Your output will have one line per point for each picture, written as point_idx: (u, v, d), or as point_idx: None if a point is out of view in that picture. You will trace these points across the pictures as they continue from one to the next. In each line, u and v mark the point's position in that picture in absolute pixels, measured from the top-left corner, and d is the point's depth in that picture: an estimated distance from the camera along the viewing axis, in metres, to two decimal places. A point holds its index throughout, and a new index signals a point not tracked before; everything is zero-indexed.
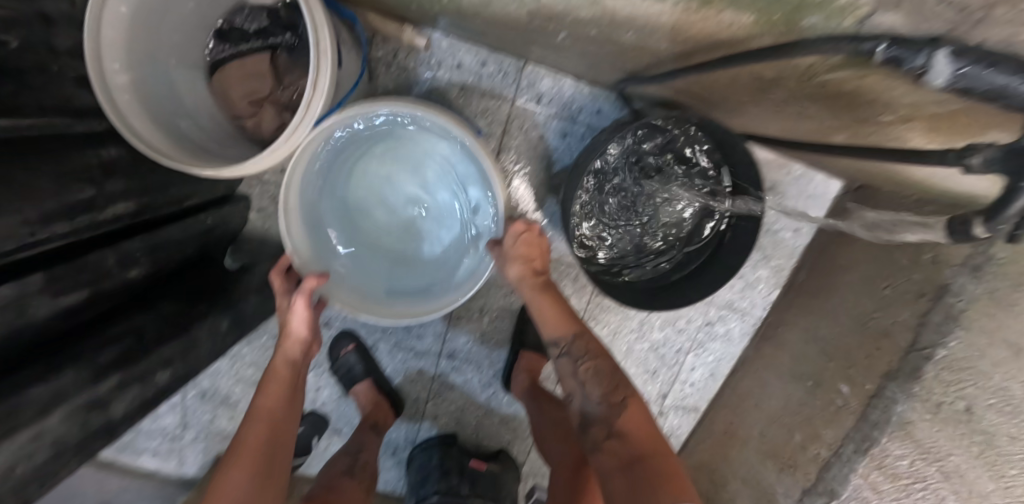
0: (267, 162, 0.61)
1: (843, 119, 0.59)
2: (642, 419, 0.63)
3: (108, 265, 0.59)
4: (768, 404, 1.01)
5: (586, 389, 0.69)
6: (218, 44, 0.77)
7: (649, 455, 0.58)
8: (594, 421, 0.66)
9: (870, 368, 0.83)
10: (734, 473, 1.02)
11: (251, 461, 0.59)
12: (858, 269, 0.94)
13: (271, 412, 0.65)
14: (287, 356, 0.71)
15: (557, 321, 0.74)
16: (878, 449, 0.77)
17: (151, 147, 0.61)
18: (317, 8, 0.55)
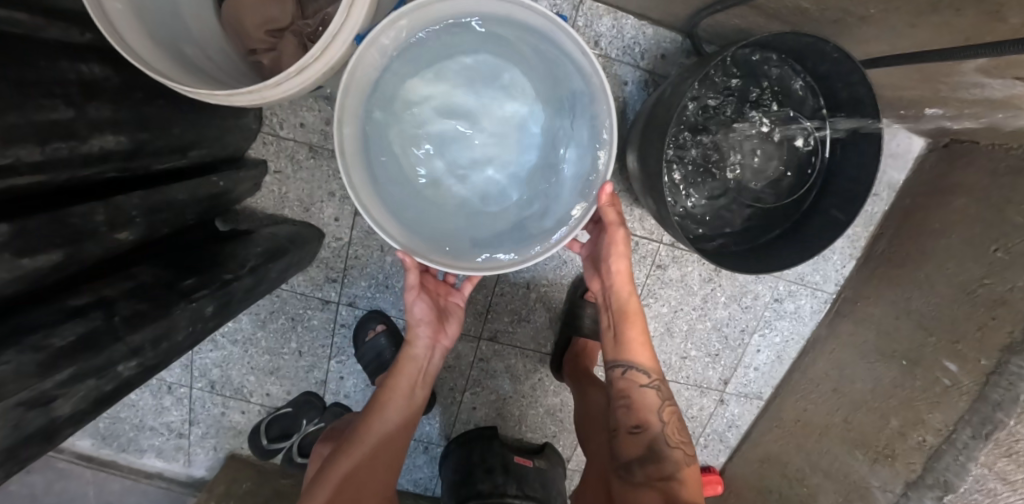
0: (293, 78, 0.51)
1: (1009, 22, 0.47)
2: (697, 476, 0.64)
3: (95, 224, 0.49)
4: (852, 389, 0.91)
5: (665, 430, 0.66)
6: None
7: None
8: (661, 458, 0.63)
9: (985, 341, 0.72)
10: (813, 466, 0.92)
11: (376, 445, 0.70)
12: (957, 232, 0.82)
13: (391, 414, 0.72)
14: (416, 355, 0.74)
15: (648, 353, 0.70)
16: (1005, 434, 0.65)
17: (146, 63, 0.50)
18: None
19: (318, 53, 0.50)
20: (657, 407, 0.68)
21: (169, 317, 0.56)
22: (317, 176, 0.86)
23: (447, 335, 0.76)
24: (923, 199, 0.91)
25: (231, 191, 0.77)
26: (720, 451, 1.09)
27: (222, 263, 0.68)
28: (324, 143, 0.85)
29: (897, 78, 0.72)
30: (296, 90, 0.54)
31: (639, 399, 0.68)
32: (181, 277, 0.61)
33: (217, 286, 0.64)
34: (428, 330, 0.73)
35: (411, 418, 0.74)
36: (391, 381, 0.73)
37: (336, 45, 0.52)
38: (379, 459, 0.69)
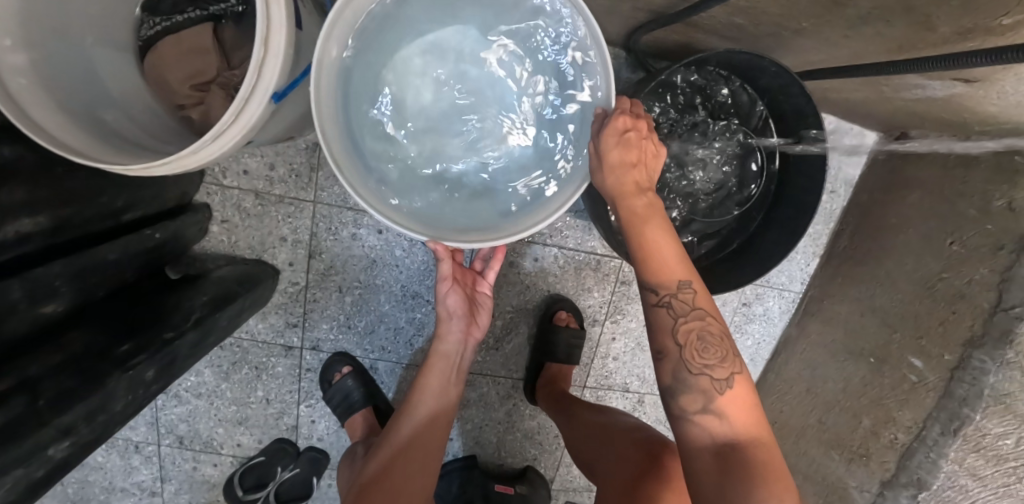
0: (212, 145, 0.49)
1: (935, 34, 0.47)
2: (746, 401, 0.49)
3: (13, 299, 0.46)
4: (824, 388, 0.91)
5: (685, 355, 0.50)
6: (147, 19, 0.66)
7: (742, 446, 0.47)
8: (685, 391, 0.50)
9: (948, 334, 0.74)
10: (793, 467, 0.92)
11: (416, 454, 0.64)
12: (914, 227, 0.83)
13: (424, 418, 0.67)
14: (446, 350, 0.69)
15: (666, 259, 0.50)
16: (973, 428, 0.66)
17: (57, 143, 0.47)
18: None
19: (234, 119, 0.48)
20: (674, 327, 0.50)
21: (103, 391, 0.53)
22: (266, 223, 0.83)
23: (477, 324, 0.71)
24: (878, 195, 0.91)
25: (172, 241, 0.74)
26: None
27: (165, 319, 0.65)
28: (270, 189, 0.82)
29: (839, 82, 0.72)
30: (220, 156, 0.52)
31: (654, 322, 0.51)
32: (116, 342, 0.59)
33: (156, 343, 0.61)
34: (461, 320, 0.69)
35: (447, 421, 0.69)
36: (422, 382, 0.69)
37: (252, 109, 0.50)
38: (419, 468, 0.64)
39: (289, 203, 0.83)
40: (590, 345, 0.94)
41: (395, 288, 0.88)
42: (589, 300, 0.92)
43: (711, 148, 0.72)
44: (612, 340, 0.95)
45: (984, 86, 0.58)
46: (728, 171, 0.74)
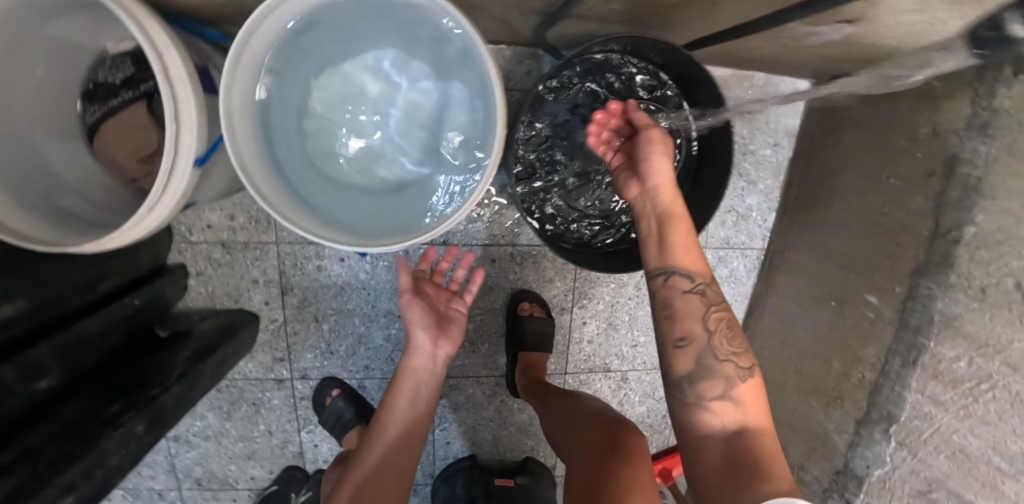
0: (147, 217, 0.54)
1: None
2: (758, 395, 0.58)
3: (8, 381, 0.52)
4: (796, 339, 0.92)
5: (714, 341, 0.57)
6: (86, 107, 0.69)
7: (753, 431, 0.55)
8: (711, 375, 0.56)
9: (896, 268, 0.75)
10: (779, 420, 0.94)
11: (386, 473, 0.66)
12: (854, 168, 0.84)
13: (394, 429, 0.69)
14: (414, 366, 0.72)
15: (691, 257, 0.60)
16: (929, 356, 0.69)
17: (15, 233, 0.52)
18: (155, 31, 0.50)
19: (161, 193, 0.54)
20: (705, 314, 0.58)
21: (97, 449, 0.57)
22: (236, 269, 0.88)
23: (448, 340, 0.74)
24: (817, 140, 0.92)
25: (151, 306, 0.79)
26: None
27: (149, 380, 0.69)
28: (235, 238, 0.87)
29: (743, 45, 0.74)
30: (158, 226, 0.58)
31: (685, 308, 0.58)
32: (107, 405, 0.64)
33: (144, 403, 0.66)
34: (422, 333, 0.72)
35: (420, 436, 0.71)
36: (389, 402, 0.71)
37: (177, 180, 0.55)
38: (391, 490, 0.65)
39: (254, 248, 0.88)
40: (562, 333, 0.98)
41: (367, 307, 0.92)
42: (552, 291, 0.96)
43: None
44: (583, 324, 0.98)
45: (868, 27, 0.60)
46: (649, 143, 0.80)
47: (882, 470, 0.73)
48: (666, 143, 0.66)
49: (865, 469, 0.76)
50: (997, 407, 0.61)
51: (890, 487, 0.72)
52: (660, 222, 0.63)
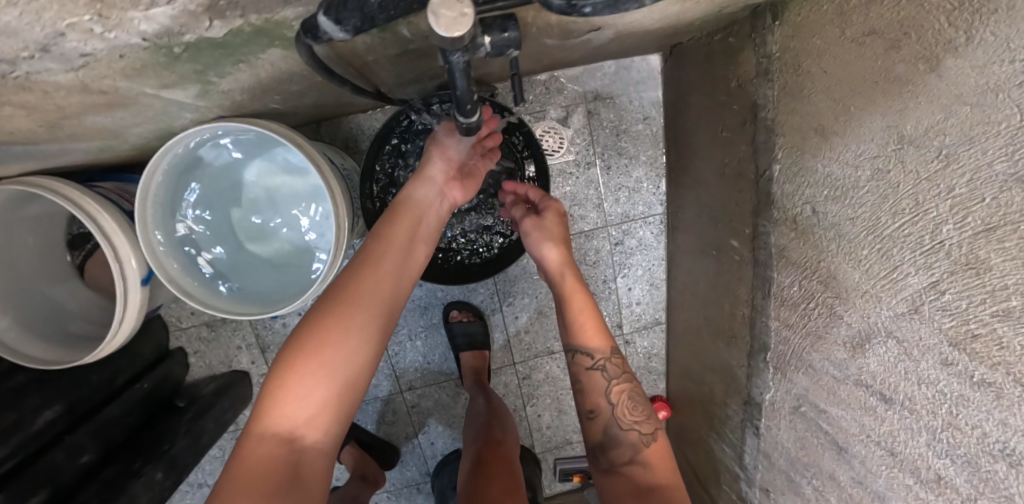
0: (119, 335, 0.65)
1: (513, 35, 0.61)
2: (664, 456, 0.69)
3: (57, 459, 0.73)
4: (700, 288, 1.01)
5: (616, 411, 0.71)
6: (74, 254, 0.80)
7: (663, 487, 0.63)
8: (619, 444, 0.69)
9: (742, 211, 0.82)
10: (706, 366, 1.04)
11: (368, 307, 0.57)
12: (701, 126, 0.91)
13: (385, 273, 0.61)
14: (421, 197, 0.70)
15: (593, 335, 0.76)
16: (776, 286, 0.76)
17: (32, 359, 0.66)
18: (83, 196, 0.61)
19: (122, 313, 0.64)
20: (607, 388, 0.73)
21: (125, 494, 0.77)
22: (222, 341, 1.08)
23: (460, 188, 0.75)
24: (675, 106, 1.00)
25: (160, 385, 0.97)
26: (656, 380, 1.25)
27: (162, 438, 0.88)
28: (215, 316, 1.08)
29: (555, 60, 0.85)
30: (132, 337, 0.68)
31: (589, 384, 0.73)
32: (131, 463, 0.82)
33: (158, 456, 0.84)
34: (433, 180, 0.71)
35: (410, 279, 0.65)
36: (387, 233, 0.65)
37: (133, 298, 0.65)
38: (374, 329, 0.56)
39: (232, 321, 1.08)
40: (500, 330, 1.12)
41: None
42: (478, 297, 1.10)
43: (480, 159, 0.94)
44: (516, 319, 1.12)
45: (625, 25, 0.68)
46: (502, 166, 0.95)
47: (771, 393, 0.82)
48: (551, 231, 0.85)
49: (762, 395, 0.85)
50: (822, 321, 0.68)
51: (778, 407, 0.81)
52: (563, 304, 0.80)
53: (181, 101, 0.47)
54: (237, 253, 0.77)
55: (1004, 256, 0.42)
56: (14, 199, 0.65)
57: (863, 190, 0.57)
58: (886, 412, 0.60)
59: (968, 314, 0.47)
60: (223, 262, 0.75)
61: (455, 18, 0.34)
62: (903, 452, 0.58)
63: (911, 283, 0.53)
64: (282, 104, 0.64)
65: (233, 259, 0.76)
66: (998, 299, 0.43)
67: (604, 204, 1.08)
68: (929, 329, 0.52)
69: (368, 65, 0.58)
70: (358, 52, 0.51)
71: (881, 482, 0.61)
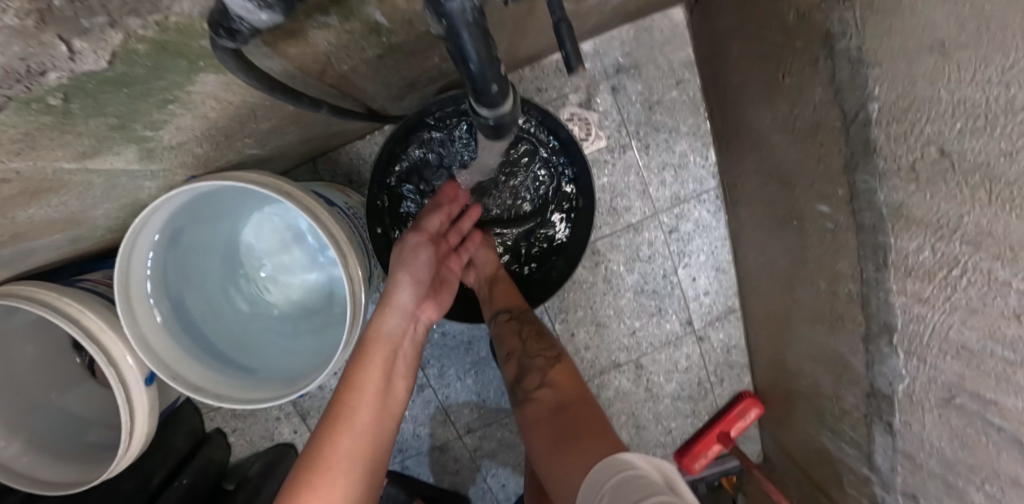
0: (132, 444, 0.58)
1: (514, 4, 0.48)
2: (569, 376, 0.72)
3: None
4: (782, 266, 0.85)
5: (525, 346, 0.75)
6: (83, 353, 0.75)
7: (573, 402, 0.67)
8: (529, 372, 0.73)
9: (829, 169, 0.66)
10: (804, 355, 0.88)
11: (348, 469, 0.49)
12: (753, 76, 0.76)
13: (364, 417, 0.53)
14: (392, 329, 0.61)
15: (511, 298, 0.78)
16: (896, 254, 0.60)
17: (45, 484, 0.61)
18: (62, 300, 0.53)
19: (130, 422, 0.57)
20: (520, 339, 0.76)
21: None
22: (259, 415, 0.97)
23: (432, 303, 0.68)
24: (712, 60, 0.85)
25: (203, 477, 0.87)
26: (740, 374, 1.10)
27: None
28: None
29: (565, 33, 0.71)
30: (146, 444, 0.61)
31: (506, 333, 0.76)
32: None
33: None
34: (405, 300, 0.63)
35: (394, 417, 0.57)
36: (360, 373, 0.56)
37: (139, 401, 0.58)
38: (357, 492, 0.49)
39: None
40: None
41: None
42: None
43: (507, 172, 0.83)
44: (573, 334, 0.99)
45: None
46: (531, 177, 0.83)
47: (905, 384, 0.67)
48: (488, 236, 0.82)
49: (890, 386, 0.69)
50: (977, 291, 0.52)
51: (918, 400, 0.65)
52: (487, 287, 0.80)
53: (129, 170, 0.41)
54: (241, 323, 0.68)
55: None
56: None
57: (1022, 111, 0.41)
58: None
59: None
60: (227, 336, 0.66)
61: None
62: None
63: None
64: (257, 148, 0.54)
65: (238, 331, 0.67)
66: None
67: (649, 190, 0.94)
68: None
69: (343, 82, 0.46)
70: (322, 62, 0.39)
71: None
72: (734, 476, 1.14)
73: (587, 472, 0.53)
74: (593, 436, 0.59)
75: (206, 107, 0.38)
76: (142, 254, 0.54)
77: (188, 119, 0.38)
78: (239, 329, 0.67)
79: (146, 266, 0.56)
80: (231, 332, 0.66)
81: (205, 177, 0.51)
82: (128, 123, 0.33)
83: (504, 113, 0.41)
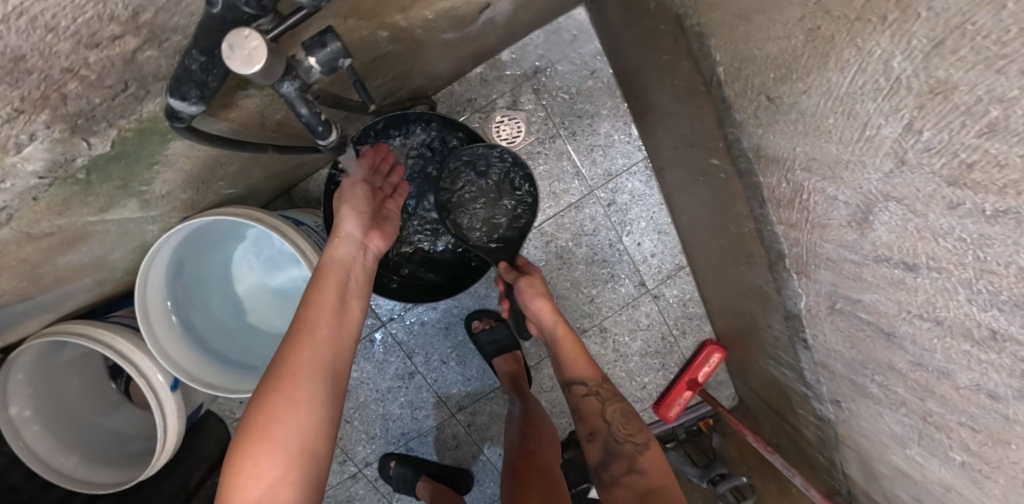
0: (168, 442, 0.71)
1: (409, 41, 0.61)
2: (657, 461, 0.77)
3: None
4: (704, 218, 0.97)
5: (612, 428, 0.81)
6: (118, 381, 0.89)
7: (660, 489, 0.72)
8: (617, 457, 0.78)
9: (710, 127, 0.78)
10: (737, 295, 1.00)
11: (313, 374, 0.56)
12: (643, 57, 0.88)
13: (324, 330, 0.59)
14: (342, 255, 0.66)
15: (583, 366, 0.86)
16: (768, 190, 0.71)
17: (103, 485, 0.74)
18: (97, 330, 0.66)
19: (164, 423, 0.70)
20: (601, 409, 0.83)
21: None
22: None
23: (380, 234, 0.72)
24: (614, 49, 0.98)
25: None
26: (701, 324, 1.20)
27: None
28: None
29: (477, 49, 0.85)
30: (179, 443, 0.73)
31: (587, 409, 0.83)
32: None
33: None
34: (352, 231, 0.67)
35: (352, 335, 0.62)
36: (317, 294, 0.61)
37: (169, 405, 0.71)
38: (323, 399, 0.55)
39: None
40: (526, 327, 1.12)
41: (374, 392, 1.08)
42: (494, 301, 1.10)
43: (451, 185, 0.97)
44: None
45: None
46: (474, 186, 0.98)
47: (804, 301, 0.76)
48: (540, 289, 0.90)
49: (797, 305, 0.78)
50: (821, 209, 0.61)
51: (818, 312, 0.73)
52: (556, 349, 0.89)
53: (133, 217, 0.54)
54: (238, 335, 0.82)
55: (963, 67, 0.37)
56: (45, 350, 0.72)
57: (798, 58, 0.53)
58: (917, 280, 0.50)
59: (954, 145, 0.40)
60: (227, 345, 0.80)
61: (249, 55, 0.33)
62: (948, 317, 0.48)
63: (886, 135, 0.47)
64: (231, 188, 0.68)
65: (235, 341, 0.81)
66: (979, 116, 0.37)
67: (582, 171, 1.08)
68: (923, 177, 0.44)
69: (282, 126, 0.60)
70: (262, 110, 0.52)
71: (940, 357, 0.52)
72: (711, 418, 1.25)
73: None
74: None
75: (181, 158, 0.51)
76: (157, 282, 0.68)
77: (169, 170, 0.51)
78: (236, 339, 0.81)
79: (161, 291, 0.70)
80: (230, 341, 0.80)
81: (195, 215, 0.64)
82: (124, 176, 0.46)
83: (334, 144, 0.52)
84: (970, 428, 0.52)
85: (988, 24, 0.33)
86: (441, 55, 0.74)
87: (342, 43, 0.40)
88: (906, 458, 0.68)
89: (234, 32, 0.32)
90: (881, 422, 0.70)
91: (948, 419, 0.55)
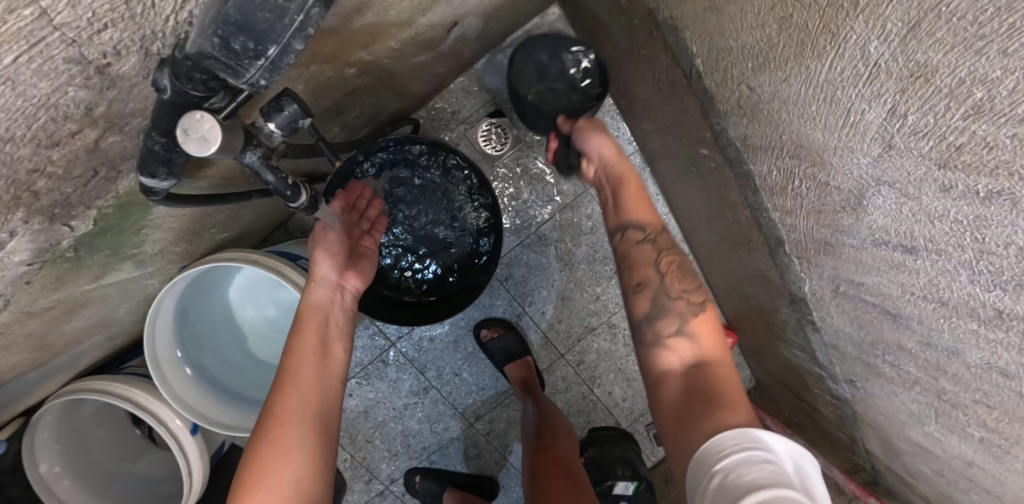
0: (195, 484, 0.72)
1: (379, 70, 0.62)
2: (714, 331, 0.65)
3: None
4: (700, 206, 0.96)
5: (665, 280, 0.70)
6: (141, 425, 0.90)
7: (710, 363, 0.61)
8: (666, 313, 0.66)
9: (695, 118, 0.77)
10: (739, 281, 0.99)
11: (301, 422, 0.57)
12: (621, 52, 0.87)
13: (308, 378, 0.60)
14: (320, 299, 0.67)
15: (642, 207, 0.77)
16: (759, 178, 0.70)
17: None
18: (111, 385, 0.67)
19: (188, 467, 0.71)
20: (653, 258, 0.72)
21: None
22: None
23: (356, 273, 0.73)
24: (592, 46, 0.98)
25: None
26: None
27: None
28: None
29: (452, 64, 0.85)
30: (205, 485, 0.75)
31: (637, 255, 0.73)
32: None
33: None
34: (328, 273, 0.68)
35: (337, 378, 0.64)
36: (297, 343, 0.63)
37: (191, 449, 0.72)
38: (313, 445, 0.57)
39: None
40: (534, 331, 1.12)
41: (391, 410, 1.09)
42: (499, 308, 1.11)
43: (443, 198, 0.97)
44: (544, 312, 1.12)
45: (481, 6, 0.67)
46: (467, 197, 0.98)
47: (808, 285, 0.75)
48: (603, 127, 0.84)
49: (801, 289, 0.77)
50: (813, 195, 0.61)
51: (822, 296, 0.73)
52: (614, 185, 0.80)
53: (130, 275, 0.55)
54: (247, 371, 0.84)
55: (941, 48, 0.35)
56: (65, 406, 0.74)
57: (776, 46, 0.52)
58: (916, 262, 0.49)
59: (941, 128, 0.38)
60: (239, 382, 0.82)
61: (203, 136, 0.34)
62: (953, 298, 0.47)
63: (871, 120, 0.45)
64: (224, 232, 0.69)
65: (246, 378, 0.83)
66: (963, 98, 0.34)
67: None
68: (914, 160, 0.42)
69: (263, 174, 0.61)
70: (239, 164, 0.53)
71: (947, 337, 0.51)
72: None
73: (705, 439, 0.49)
74: (734, 400, 0.54)
75: (168, 216, 0.52)
76: (165, 331, 0.70)
77: (158, 228, 0.52)
78: (247, 376, 0.84)
79: (171, 339, 0.72)
80: (241, 379, 0.83)
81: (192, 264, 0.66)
82: (115, 242, 0.47)
83: (303, 203, 0.52)
84: (986, 405, 0.51)
85: (965, 6, 0.31)
86: (416, 75, 0.74)
87: (298, 104, 0.41)
88: (926, 435, 0.67)
89: (186, 116, 0.34)
90: (897, 401, 0.69)
91: (963, 397, 0.54)
